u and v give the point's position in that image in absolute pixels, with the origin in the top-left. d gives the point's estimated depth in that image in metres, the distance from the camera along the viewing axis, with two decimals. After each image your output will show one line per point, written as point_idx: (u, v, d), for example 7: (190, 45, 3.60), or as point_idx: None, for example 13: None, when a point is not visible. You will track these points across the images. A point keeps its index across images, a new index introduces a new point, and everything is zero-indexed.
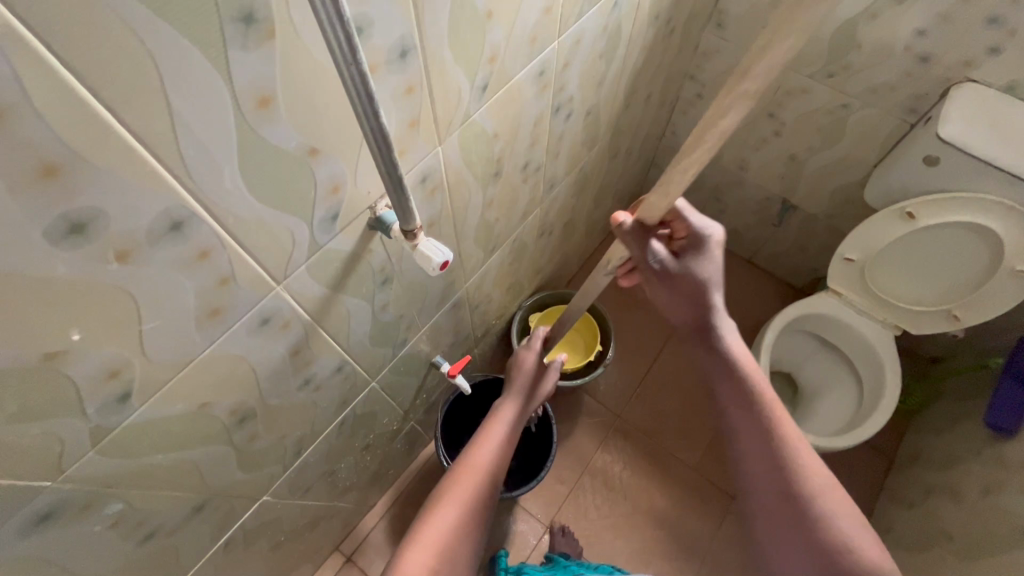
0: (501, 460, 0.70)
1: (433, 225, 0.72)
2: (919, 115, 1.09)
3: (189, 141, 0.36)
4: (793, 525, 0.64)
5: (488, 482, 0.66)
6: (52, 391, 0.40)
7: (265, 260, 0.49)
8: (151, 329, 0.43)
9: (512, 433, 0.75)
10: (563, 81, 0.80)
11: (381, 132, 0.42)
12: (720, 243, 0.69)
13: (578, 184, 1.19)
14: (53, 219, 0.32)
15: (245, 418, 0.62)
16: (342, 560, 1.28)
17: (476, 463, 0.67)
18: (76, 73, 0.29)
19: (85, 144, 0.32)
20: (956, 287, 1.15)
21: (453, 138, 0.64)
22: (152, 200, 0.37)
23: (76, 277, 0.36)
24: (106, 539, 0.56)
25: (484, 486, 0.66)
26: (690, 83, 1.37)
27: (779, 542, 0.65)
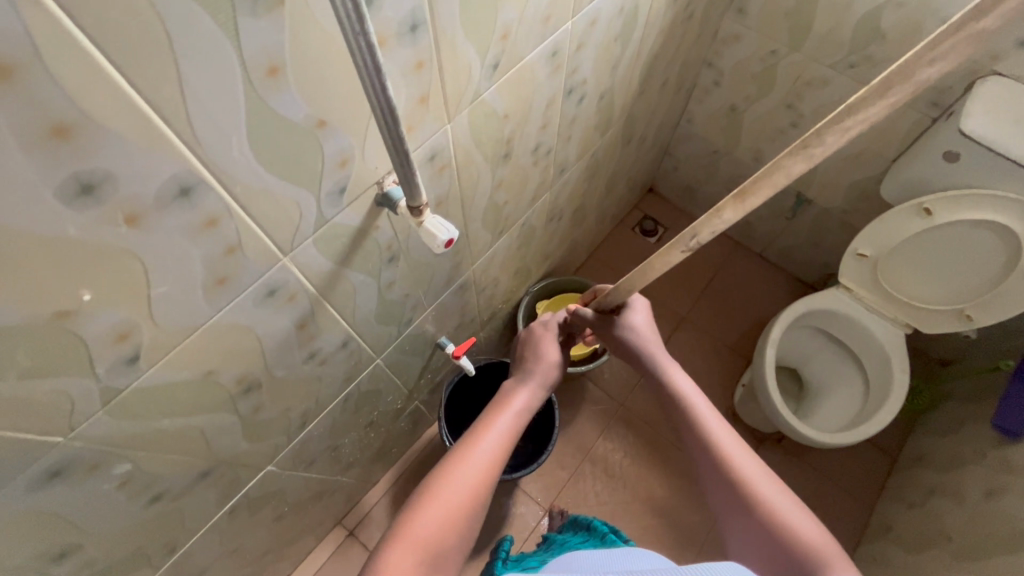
0: (502, 454, 0.64)
1: (441, 204, 0.72)
2: (942, 109, 1.07)
3: (198, 108, 0.37)
4: (743, 523, 0.60)
5: (488, 477, 0.61)
6: (63, 349, 0.41)
7: (272, 232, 0.50)
8: (160, 294, 0.44)
9: (520, 424, 0.70)
10: (576, 62, 0.80)
11: (388, 105, 0.42)
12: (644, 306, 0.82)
13: (590, 170, 1.18)
14: (63, 178, 0.33)
15: (251, 388, 0.64)
16: (344, 534, 1.31)
17: (476, 454, 0.62)
18: (87, 34, 0.29)
19: (95, 105, 0.32)
20: (970, 286, 1.13)
21: (462, 117, 0.64)
22: (161, 166, 0.37)
23: (86, 238, 0.37)
24: (114, 499, 0.58)
25: (484, 479, 0.61)
26: (707, 70, 1.35)
27: (738, 543, 0.60)
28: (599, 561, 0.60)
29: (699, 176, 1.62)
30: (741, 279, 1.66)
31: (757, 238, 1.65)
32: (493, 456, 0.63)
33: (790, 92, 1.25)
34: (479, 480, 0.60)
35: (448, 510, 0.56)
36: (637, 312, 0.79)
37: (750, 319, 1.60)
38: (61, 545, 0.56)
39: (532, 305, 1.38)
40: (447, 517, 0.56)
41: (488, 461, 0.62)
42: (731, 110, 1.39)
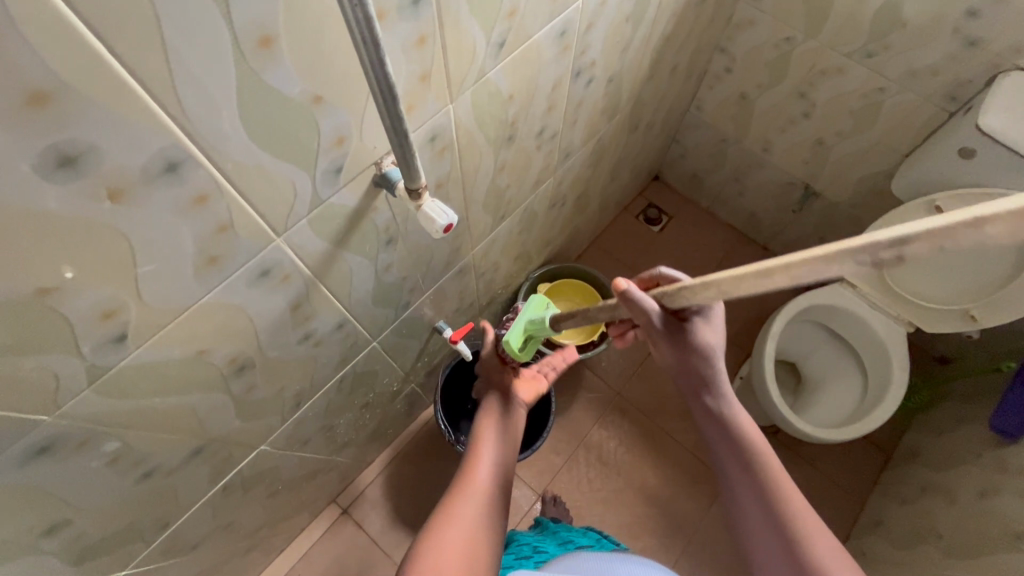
0: (485, 517, 0.59)
1: (441, 186, 0.71)
2: (960, 104, 1.03)
3: (186, 79, 0.35)
4: None
5: (478, 542, 0.57)
6: (47, 326, 0.40)
7: (265, 211, 0.48)
8: (147, 273, 0.43)
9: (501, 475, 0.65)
10: (585, 43, 0.77)
11: (386, 83, 0.40)
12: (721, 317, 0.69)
13: (595, 155, 1.16)
14: (41, 150, 0.32)
15: (243, 368, 0.63)
16: (338, 511, 1.32)
17: (462, 510, 0.58)
18: None
19: (75, 74, 0.30)
20: (976, 285, 1.11)
21: (466, 97, 0.62)
22: (147, 139, 0.36)
23: (68, 213, 0.35)
24: (105, 475, 0.57)
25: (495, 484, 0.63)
26: (719, 56, 1.32)
27: None
28: None
29: (706, 165, 1.59)
30: (744, 271, 1.64)
31: (762, 230, 1.63)
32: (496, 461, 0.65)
33: (804, 81, 1.22)
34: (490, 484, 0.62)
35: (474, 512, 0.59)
36: (713, 329, 0.68)
37: (751, 311, 1.59)
38: (50, 520, 0.56)
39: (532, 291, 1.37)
40: (475, 532, 0.57)
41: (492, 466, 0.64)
42: (742, 98, 1.36)
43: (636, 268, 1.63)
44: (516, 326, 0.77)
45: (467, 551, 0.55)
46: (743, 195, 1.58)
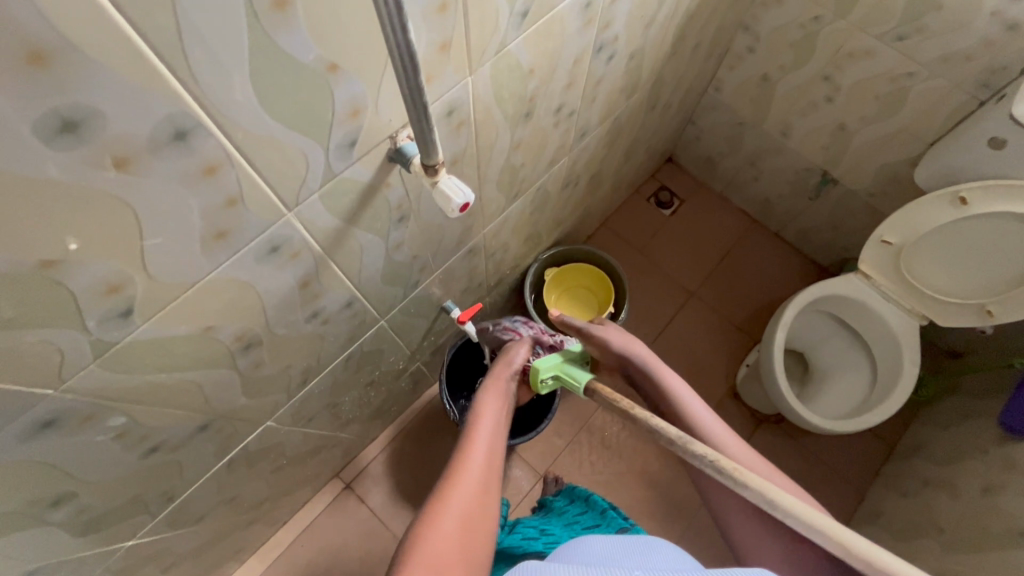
0: (482, 501, 0.56)
1: (456, 162, 0.68)
2: (992, 92, 0.99)
3: (195, 42, 0.33)
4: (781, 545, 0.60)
5: (474, 525, 0.53)
6: (49, 299, 0.38)
7: (275, 184, 0.46)
8: (154, 246, 0.41)
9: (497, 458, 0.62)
10: (610, 16, 0.73)
11: (408, 50, 0.37)
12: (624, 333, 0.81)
13: (611, 135, 1.13)
14: (41, 113, 0.29)
15: (250, 345, 0.61)
16: (341, 486, 1.32)
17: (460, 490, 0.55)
18: None
19: (77, 30, 0.28)
20: (994, 280, 1.09)
21: (485, 69, 0.59)
22: (155, 105, 0.34)
23: (71, 182, 0.33)
24: (111, 449, 0.57)
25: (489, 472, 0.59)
26: (742, 34, 1.27)
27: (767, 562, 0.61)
28: (619, 547, 0.59)
29: (722, 149, 1.55)
30: (755, 258, 1.62)
31: (776, 216, 1.59)
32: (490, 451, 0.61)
33: (830, 63, 1.17)
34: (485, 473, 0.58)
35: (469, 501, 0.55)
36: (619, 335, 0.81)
37: (760, 299, 1.57)
38: (55, 492, 0.56)
39: (540, 272, 1.35)
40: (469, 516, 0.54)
41: (488, 455, 0.60)
42: (764, 80, 1.31)
43: (646, 253, 1.61)
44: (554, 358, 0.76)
45: (467, 529, 0.53)
46: (758, 180, 1.54)
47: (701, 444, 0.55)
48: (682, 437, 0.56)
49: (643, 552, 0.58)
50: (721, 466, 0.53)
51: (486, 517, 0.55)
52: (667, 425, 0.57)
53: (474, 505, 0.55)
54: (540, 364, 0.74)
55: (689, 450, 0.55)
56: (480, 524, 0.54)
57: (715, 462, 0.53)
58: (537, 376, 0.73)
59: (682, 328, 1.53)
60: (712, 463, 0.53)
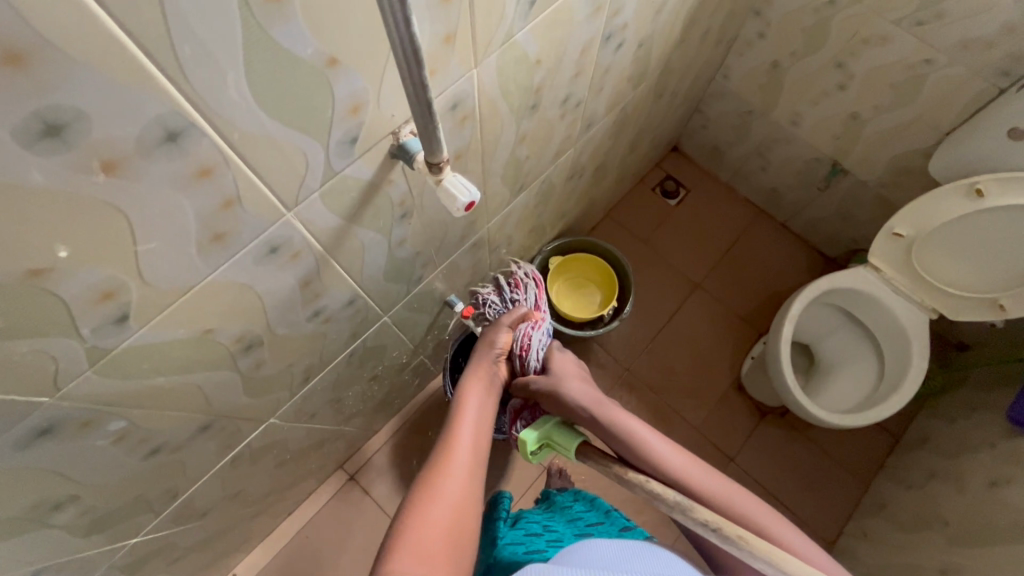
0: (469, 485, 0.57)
1: (460, 157, 0.66)
2: (1012, 80, 0.96)
3: (186, 38, 0.31)
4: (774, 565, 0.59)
5: (462, 508, 0.55)
6: (41, 308, 0.37)
7: (274, 183, 0.44)
8: (149, 251, 0.40)
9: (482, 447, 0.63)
10: (619, 3, 0.70)
11: (411, 45, 0.35)
12: (571, 367, 0.77)
13: (618, 125, 1.10)
14: (22, 117, 0.28)
15: (251, 346, 0.60)
16: (345, 478, 1.32)
17: (450, 473, 0.57)
18: None
19: (57, 27, 0.26)
20: (1007, 275, 1.07)
21: (491, 61, 0.57)
22: (145, 105, 0.32)
23: (57, 188, 0.32)
24: (112, 452, 0.56)
25: (473, 468, 0.59)
26: (753, 20, 1.23)
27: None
28: (621, 554, 0.58)
29: (729, 138, 1.52)
30: (761, 248, 1.60)
31: (783, 207, 1.57)
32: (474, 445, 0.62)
33: (843, 50, 1.14)
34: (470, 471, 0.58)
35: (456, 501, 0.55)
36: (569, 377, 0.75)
37: (766, 291, 1.55)
38: (57, 496, 0.55)
39: (544, 265, 1.34)
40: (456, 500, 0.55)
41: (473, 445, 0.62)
42: (774, 67, 1.28)
43: (651, 244, 1.59)
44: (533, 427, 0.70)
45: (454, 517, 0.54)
46: (766, 169, 1.51)
47: (703, 510, 0.53)
48: (682, 501, 0.54)
49: (645, 554, 0.59)
50: (725, 534, 0.51)
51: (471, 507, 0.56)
52: (666, 489, 0.56)
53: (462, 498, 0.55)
54: (528, 435, 0.69)
55: (691, 516, 0.53)
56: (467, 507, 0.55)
57: (717, 528, 0.51)
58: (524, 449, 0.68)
59: (688, 320, 1.52)
60: (716, 530, 0.51)
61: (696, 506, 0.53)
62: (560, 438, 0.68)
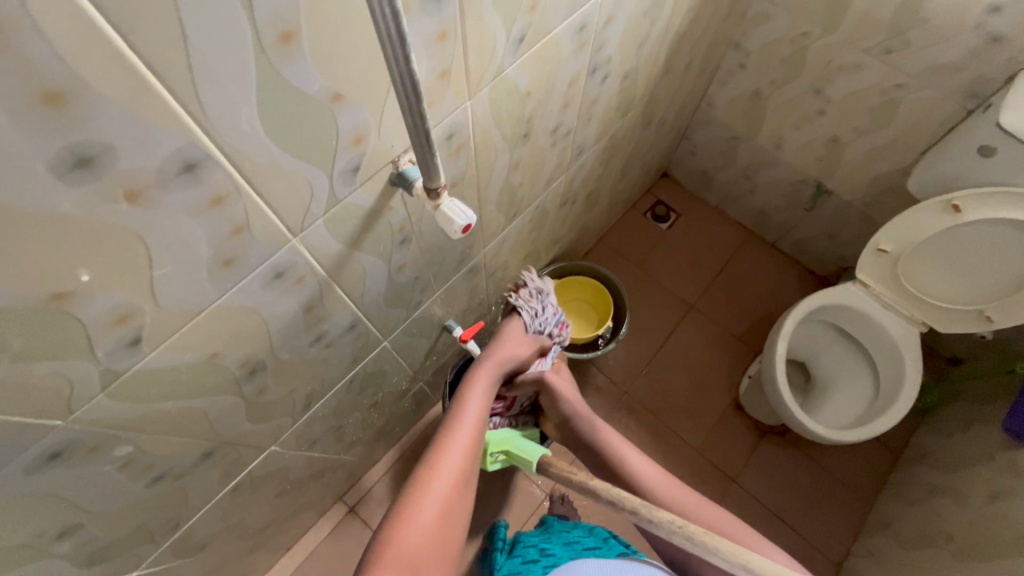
0: (456, 489, 0.64)
1: (456, 184, 0.69)
2: (980, 101, 1.01)
3: (205, 78, 0.34)
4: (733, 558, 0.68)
5: (451, 507, 0.62)
6: (60, 331, 0.39)
7: (281, 211, 0.47)
8: (164, 275, 0.42)
9: (474, 444, 0.70)
10: (603, 39, 0.75)
11: (411, 79, 0.39)
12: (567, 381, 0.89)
13: (607, 152, 1.14)
14: (57, 150, 0.30)
15: (256, 370, 0.62)
16: (344, 510, 1.31)
17: (441, 474, 0.64)
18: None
19: (91, 69, 0.29)
20: (992, 288, 1.10)
21: (483, 94, 0.60)
22: (166, 138, 0.34)
23: (85, 216, 0.34)
24: (117, 478, 0.57)
25: (464, 472, 0.66)
26: (733, 51, 1.30)
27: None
28: None
29: (716, 162, 1.57)
30: (751, 269, 1.63)
31: (772, 228, 1.61)
32: (467, 450, 0.68)
33: (819, 77, 1.20)
34: (461, 471, 0.66)
35: (445, 500, 0.62)
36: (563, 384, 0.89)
37: (760, 310, 1.57)
38: (61, 524, 0.55)
39: None
40: (445, 499, 0.62)
41: (466, 448, 0.68)
42: (756, 95, 1.34)
43: (645, 267, 1.62)
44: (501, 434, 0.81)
45: (444, 512, 0.61)
46: (753, 192, 1.56)
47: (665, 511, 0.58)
48: (645, 505, 0.59)
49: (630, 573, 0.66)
50: (688, 532, 0.56)
51: (458, 506, 0.63)
52: (630, 495, 0.61)
53: (449, 499, 0.63)
54: (491, 437, 0.81)
55: (653, 517, 0.58)
56: (454, 508, 0.62)
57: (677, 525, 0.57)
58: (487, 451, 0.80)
59: (684, 341, 1.54)
60: (678, 528, 0.56)
61: (659, 509, 0.59)
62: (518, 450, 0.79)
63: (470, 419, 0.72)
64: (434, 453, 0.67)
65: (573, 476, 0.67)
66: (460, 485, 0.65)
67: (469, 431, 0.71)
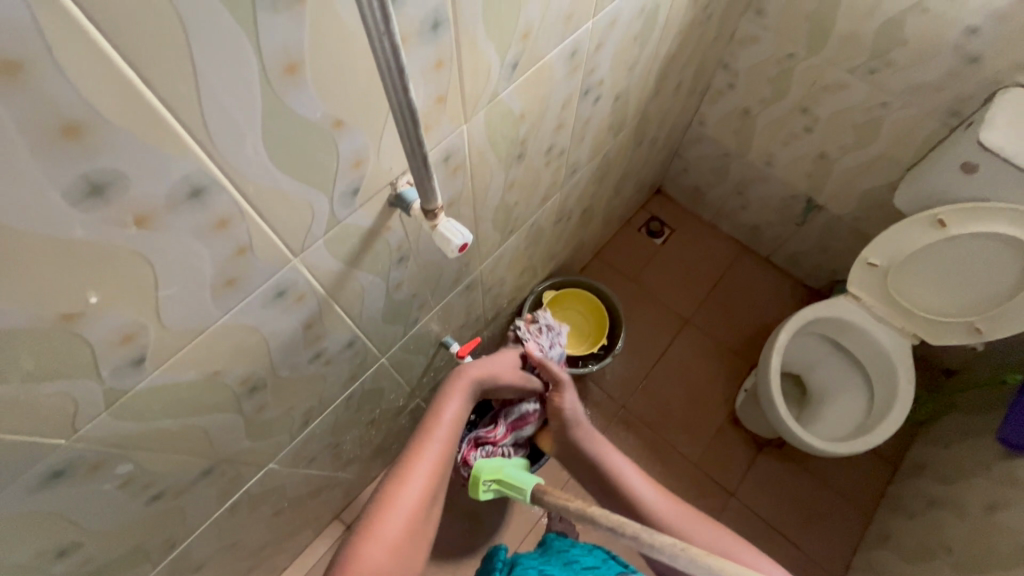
0: (423, 507, 0.62)
1: (453, 204, 0.71)
2: (962, 119, 1.04)
3: (213, 108, 0.35)
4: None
5: (416, 525, 0.61)
6: (67, 351, 0.40)
7: (283, 232, 0.48)
8: (169, 296, 0.43)
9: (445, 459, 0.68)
10: (594, 62, 0.78)
11: (409, 107, 0.41)
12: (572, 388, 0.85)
13: (601, 170, 1.17)
14: (72, 179, 0.32)
15: (255, 388, 0.62)
16: (341, 529, 1.30)
17: (408, 490, 0.62)
18: (111, 39, 0.29)
19: (107, 103, 0.31)
20: (980, 300, 1.12)
21: (479, 118, 0.62)
22: (176, 166, 0.36)
23: (95, 240, 0.35)
24: (117, 497, 0.57)
25: (431, 488, 0.64)
26: (722, 71, 1.33)
27: None
28: None
29: (708, 179, 1.60)
30: (745, 283, 1.65)
31: (765, 242, 1.64)
32: (436, 465, 0.66)
33: (806, 97, 1.23)
34: (430, 484, 0.64)
35: (410, 516, 0.61)
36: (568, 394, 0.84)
37: (754, 324, 1.59)
38: (60, 544, 0.55)
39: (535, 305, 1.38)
40: (411, 516, 0.61)
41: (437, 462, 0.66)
42: (745, 113, 1.37)
43: (640, 282, 1.64)
44: (494, 463, 0.77)
45: (409, 531, 0.60)
46: (745, 208, 1.58)
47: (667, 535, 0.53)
48: (646, 529, 0.54)
49: None
50: (691, 553, 0.50)
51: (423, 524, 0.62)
52: (629, 518, 0.56)
53: (414, 516, 0.61)
54: (483, 466, 0.75)
55: (654, 541, 0.53)
56: (418, 526, 0.61)
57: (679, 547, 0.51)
58: (477, 479, 0.75)
59: (679, 355, 1.55)
60: (681, 551, 0.51)
61: (660, 532, 0.54)
62: (511, 481, 0.75)
63: (443, 432, 0.69)
64: (403, 468, 0.65)
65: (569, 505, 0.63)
66: (428, 498, 0.64)
67: (441, 443, 0.69)
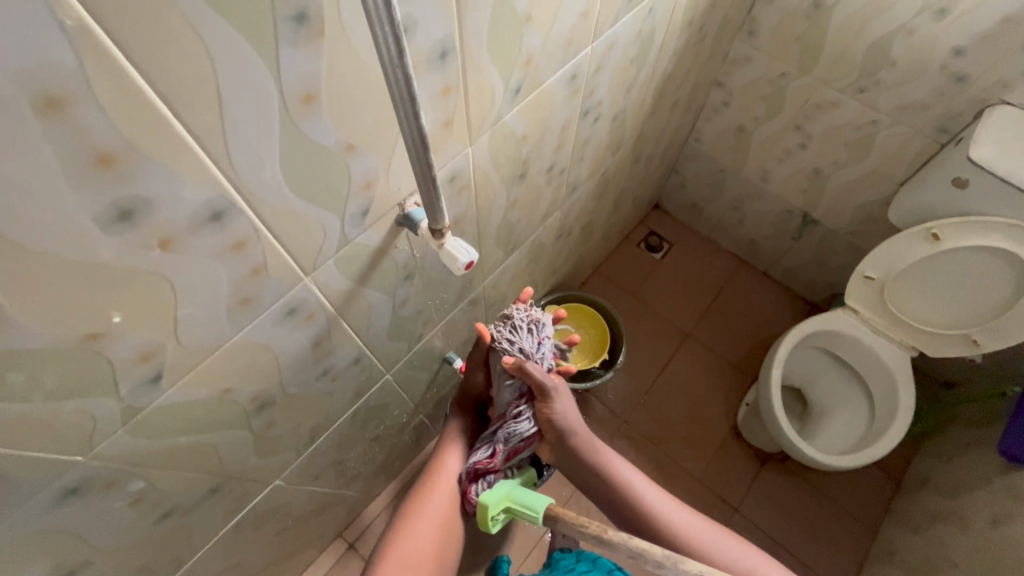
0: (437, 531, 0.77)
1: (457, 222, 0.73)
2: (950, 136, 1.07)
3: (235, 137, 0.37)
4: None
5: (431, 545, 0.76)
6: (88, 369, 0.41)
7: (296, 252, 0.50)
8: (186, 315, 0.44)
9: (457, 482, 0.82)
10: (593, 85, 0.80)
11: (420, 132, 0.43)
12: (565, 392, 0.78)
13: (600, 187, 1.19)
14: (104, 205, 0.33)
15: (264, 405, 0.63)
16: (344, 547, 1.29)
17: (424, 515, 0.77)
18: (144, 75, 0.30)
19: (138, 134, 0.32)
20: (975, 312, 1.13)
21: (483, 139, 0.64)
22: (199, 191, 0.38)
23: (122, 263, 0.37)
24: (127, 515, 0.58)
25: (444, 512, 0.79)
26: (716, 90, 1.36)
27: None
28: None
29: (705, 194, 1.63)
30: (744, 297, 1.67)
31: (763, 256, 1.65)
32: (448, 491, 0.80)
33: (799, 115, 1.26)
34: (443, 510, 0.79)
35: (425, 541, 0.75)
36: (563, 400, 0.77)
37: (754, 337, 1.60)
38: (71, 562, 0.56)
39: None
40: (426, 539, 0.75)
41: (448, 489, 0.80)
42: (740, 130, 1.40)
43: (640, 296, 1.65)
44: (497, 490, 0.74)
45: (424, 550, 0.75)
46: (743, 222, 1.61)
47: (692, 561, 0.53)
48: (670, 556, 0.54)
49: None
50: None
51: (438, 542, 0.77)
52: (651, 545, 0.56)
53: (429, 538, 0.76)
54: (488, 499, 0.73)
55: (682, 569, 0.53)
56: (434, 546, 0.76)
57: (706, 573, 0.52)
58: (487, 514, 0.73)
59: (680, 369, 1.56)
60: None
61: (684, 558, 0.54)
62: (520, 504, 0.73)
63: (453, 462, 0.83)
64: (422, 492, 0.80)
65: (585, 527, 0.64)
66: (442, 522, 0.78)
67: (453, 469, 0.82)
